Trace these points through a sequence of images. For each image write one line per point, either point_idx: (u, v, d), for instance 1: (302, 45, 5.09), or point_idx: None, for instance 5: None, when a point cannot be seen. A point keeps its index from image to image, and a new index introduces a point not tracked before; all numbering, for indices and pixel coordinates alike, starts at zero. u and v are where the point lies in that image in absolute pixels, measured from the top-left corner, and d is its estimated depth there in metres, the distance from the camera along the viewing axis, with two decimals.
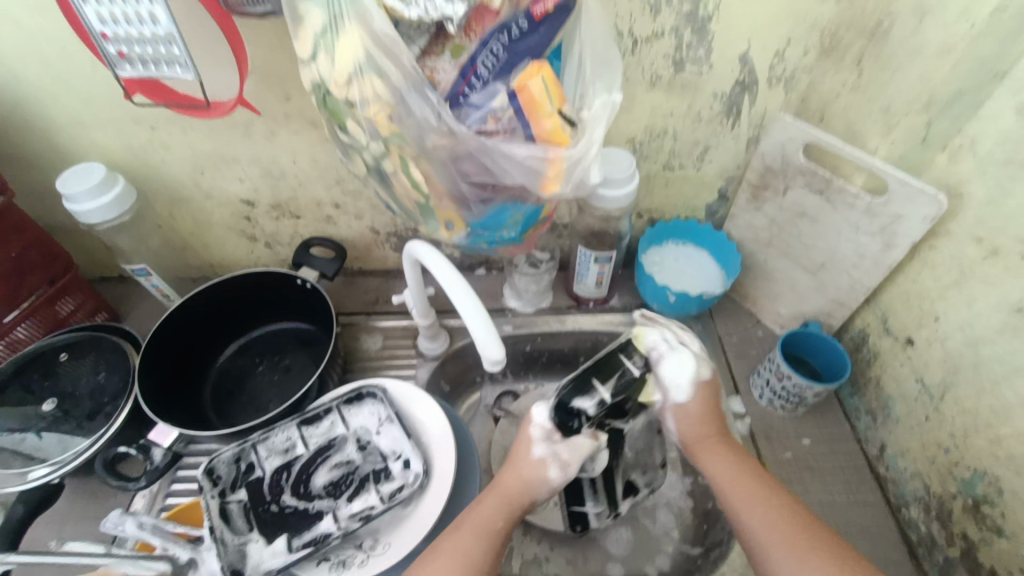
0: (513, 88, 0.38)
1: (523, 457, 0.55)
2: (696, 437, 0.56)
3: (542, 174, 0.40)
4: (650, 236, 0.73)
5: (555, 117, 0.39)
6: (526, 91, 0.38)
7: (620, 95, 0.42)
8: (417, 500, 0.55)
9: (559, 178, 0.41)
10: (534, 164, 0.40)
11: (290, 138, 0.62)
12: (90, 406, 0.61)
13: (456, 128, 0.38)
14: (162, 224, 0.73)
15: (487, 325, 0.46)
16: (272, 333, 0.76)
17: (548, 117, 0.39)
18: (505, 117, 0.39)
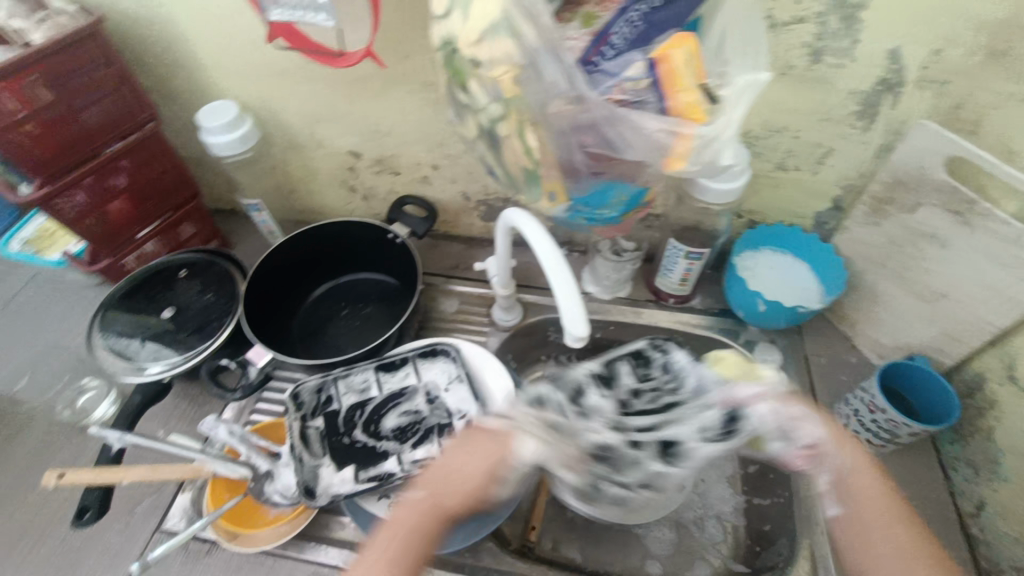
0: (653, 58, 0.37)
1: (474, 449, 0.46)
2: (853, 492, 0.44)
3: (668, 150, 0.39)
4: (746, 240, 0.69)
5: (694, 93, 0.37)
6: (666, 63, 0.37)
7: (767, 74, 0.39)
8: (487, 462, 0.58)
9: (685, 157, 0.39)
10: (662, 138, 0.38)
11: (402, 95, 0.65)
12: (199, 320, 0.68)
13: (586, 94, 0.38)
14: (277, 166, 0.78)
15: (575, 301, 0.45)
16: (357, 282, 0.80)
17: (685, 91, 0.37)
18: (637, 88, 0.39)
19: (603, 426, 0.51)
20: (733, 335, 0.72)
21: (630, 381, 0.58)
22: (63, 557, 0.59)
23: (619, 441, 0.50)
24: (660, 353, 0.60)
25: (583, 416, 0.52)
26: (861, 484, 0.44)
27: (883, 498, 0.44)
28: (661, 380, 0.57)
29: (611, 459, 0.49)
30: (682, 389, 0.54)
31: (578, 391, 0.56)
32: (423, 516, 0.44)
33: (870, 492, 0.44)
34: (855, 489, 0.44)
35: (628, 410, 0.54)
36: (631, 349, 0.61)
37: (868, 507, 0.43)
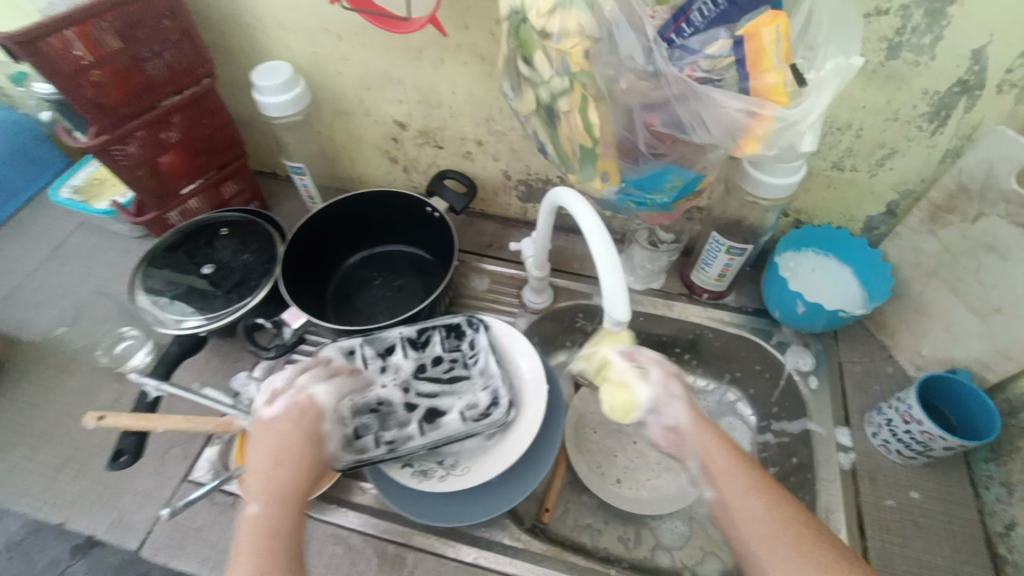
0: (741, 35, 0.36)
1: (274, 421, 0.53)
2: (719, 475, 0.49)
3: (743, 133, 0.38)
4: (791, 239, 0.68)
5: (778, 74, 0.36)
6: (756, 41, 0.35)
7: (861, 59, 0.37)
8: (486, 439, 0.58)
9: (761, 140, 0.38)
10: (740, 120, 0.38)
11: (457, 67, 0.64)
12: (237, 278, 0.69)
13: (663, 71, 0.39)
14: (323, 131, 0.79)
15: (619, 283, 0.45)
16: (392, 253, 0.81)
17: (771, 73, 0.36)
18: (718, 66, 0.38)
19: (387, 384, 0.62)
20: (766, 335, 0.71)
21: (438, 350, 0.64)
22: (100, 492, 0.61)
23: (398, 401, 0.61)
24: (473, 332, 0.65)
25: (376, 371, 0.62)
26: (710, 446, 0.51)
27: (737, 470, 0.48)
28: (454, 356, 0.64)
29: (382, 414, 0.60)
30: (472, 368, 0.63)
31: (367, 344, 0.63)
32: (281, 454, 0.50)
33: (727, 473, 0.48)
34: (715, 470, 0.49)
35: (419, 375, 0.63)
36: (448, 322, 0.65)
37: (732, 483, 0.48)
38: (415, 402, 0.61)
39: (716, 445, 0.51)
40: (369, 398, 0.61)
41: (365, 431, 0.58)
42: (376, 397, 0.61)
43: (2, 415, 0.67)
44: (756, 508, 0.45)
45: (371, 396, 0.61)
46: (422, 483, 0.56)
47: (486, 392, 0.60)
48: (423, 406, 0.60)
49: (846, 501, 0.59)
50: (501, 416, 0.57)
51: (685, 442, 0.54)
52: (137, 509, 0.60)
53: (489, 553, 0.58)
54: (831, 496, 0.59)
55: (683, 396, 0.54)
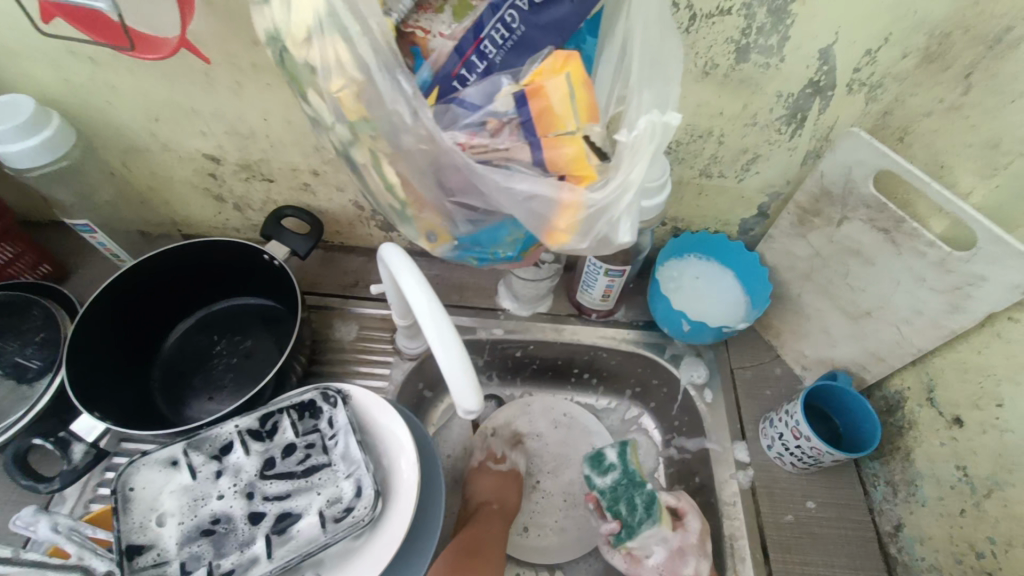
0: (524, 89, 0.28)
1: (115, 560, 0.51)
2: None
3: (548, 221, 0.31)
4: (671, 249, 0.64)
5: (576, 142, 0.29)
6: (540, 97, 0.28)
7: (677, 118, 0.28)
8: (353, 540, 0.49)
9: (571, 230, 0.31)
10: (537, 207, 0.30)
11: (258, 90, 0.52)
12: (8, 380, 0.53)
13: (437, 136, 0.29)
14: (115, 172, 0.63)
15: (463, 367, 0.37)
16: (234, 309, 0.68)
17: (566, 143, 0.29)
18: (509, 126, 0.30)
19: (225, 494, 0.49)
20: (659, 350, 0.68)
21: (289, 436, 0.53)
22: None
23: (240, 514, 0.49)
24: (331, 407, 0.54)
25: (209, 478, 0.50)
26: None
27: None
28: (310, 441, 0.52)
29: (219, 536, 0.48)
30: (333, 453, 0.52)
31: (194, 451, 0.50)
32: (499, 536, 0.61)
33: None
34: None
35: (266, 473, 0.51)
36: (299, 400, 0.54)
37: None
38: (262, 511, 0.49)
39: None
40: (201, 518, 0.48)
41: (197, 564, 0.46)
42: (211, 514, 0.48)
43: None
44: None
45: (204, 513, 0.48)
46: None
47: (350, 483, 0.50)
48: (272, 514, 0.49)
49: (748, 525, 0.57)
50: (365, 513, 0.48)
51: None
52: None
53: None
54: (734, 521, 0.57)
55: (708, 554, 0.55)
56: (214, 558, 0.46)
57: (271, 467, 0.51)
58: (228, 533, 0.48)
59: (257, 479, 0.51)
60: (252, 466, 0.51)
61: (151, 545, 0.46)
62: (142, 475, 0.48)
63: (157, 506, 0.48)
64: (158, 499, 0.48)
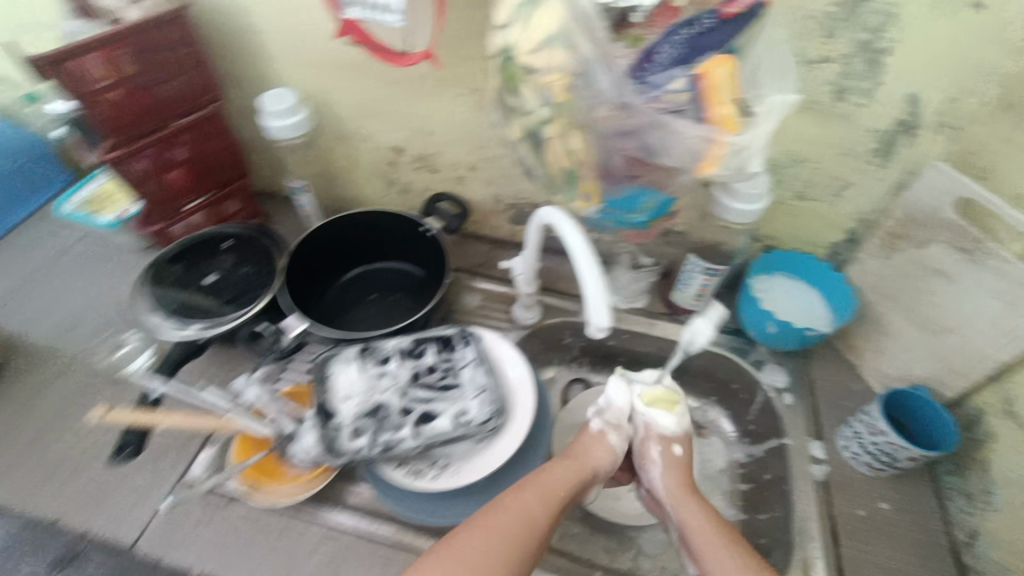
0: (697, 74, 0.42)
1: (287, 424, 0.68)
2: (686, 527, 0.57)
3: (702, 156, 0.43)
4: (763, 263, 0.72)
5: (730, 106, 0.42)
6: (710, 78, 0.41)
7: (795, 97, 0.43)
8: (477, 442, 0.62)
9: (718, 162, 0.43)
10: (698, 144, 0.43)
11: (449, 99, 0.70)
12: (238, 289, 0.72)
13: (630, 103, 0.43)
14: (323, 154, 0.83)
15: (602, 296, 0.50)
16: (386, 270, 0.85)
17: (723, 105, 0.42)
18: (677, 99, 0.43)
19: (386, 388, 0.64)
20: (743, 354, 0.75)
21: (431, 358, 0.67)
22: (97, 491, 0.63)
23: (395, 405, 0.63)
24: (465, 345, 0.68)
25: (374, 376, 0.65)
26: (697, 526, 0.56)
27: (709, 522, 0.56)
28: (447, 366, 0.66)
29: (379, 417, 0.62)
30: (463, 377, 0.65)
31: (365, 357, 0.66)
32: (506, 531, 0.52)
33: (700, 528, 0.56)
34: (691, 527, 0.56)
35: (415, 382, 0.65)
36: (442, 335, 0.69)
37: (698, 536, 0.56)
38: (411, 407, 0.62)
39: (693, 512, 0.58)
40: (368, 402, 0.63)
41: (363, 433, 0.60)
42: (375, 401, 0.63)
43: None
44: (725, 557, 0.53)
45: (371, 400, 0.63)
46: (416, 481, 0.59)
47: (476, 402, 0.62)
48: (417, 410, 0.62)
49: (818, 511, 0.61)
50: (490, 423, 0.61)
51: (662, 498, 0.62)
52: (133, 505, 0.62)
53: None
54: (804, 506, 0.62)
55: (660, 457, 0.63)
56: (374, 432, 0.60)
57: (417, 380, 0.65)
58: (385, 417, 0.62)
59: (408, 385, 0.64)
60: (405, 374, 0.65)
61: (334, 414, 0.62)
62: (335, 365, 0.65)
63: (339, 389, 0.63)
64: (341, 384, 0.63)
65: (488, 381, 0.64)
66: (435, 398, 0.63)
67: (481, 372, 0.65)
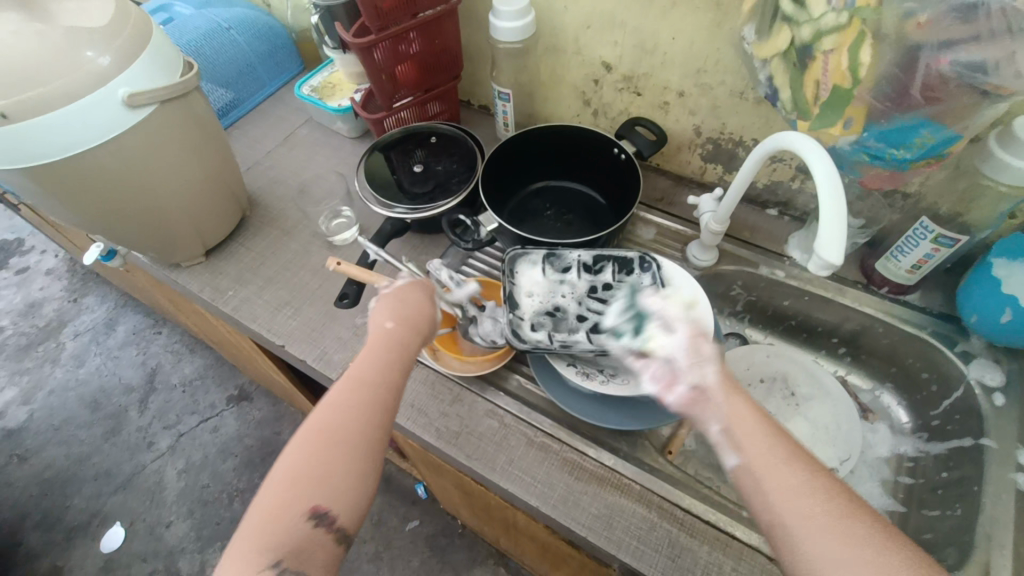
0: None
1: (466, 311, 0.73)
2: (753, 446, 0.43)
3: None
4: (1004, 246, 0.61)
5: None
6: None
7: None
8: None
9: None
10: None
11: (682, 14, 0.67)
12: (441, 179, 0.80)
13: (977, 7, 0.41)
14: (530, 65, 0.85)
15: (841, 230, 0.46)
16: (567, 189, 0.87)
17: None
18: None
19: (565, 295, 0.67)
20: (948, 342, 0.67)
21: (608, 277, 0.68)
22: (310, 326, 0.75)
23: (572, 311, 0.66)
24: (644, 271, 0.67)
25: (555, 282, 0.68)
26: (757, 435, 0.44)
27: (773, 436, 0.44)
28: (623, 286, 0.67)
29: (557, 318, 0.66)
30: (638, 301, 0.66)
31: (548, 261, 0.68)
32: (382, 350, 0.51)
33: (755, 435, 0.44)
34: (742, 434, 0.44)
35: (591, 295, 0.67)
36: (623, 256, 0.68)
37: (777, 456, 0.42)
38: (586, 316, 0.66)
39: (747, 414, 0.45)
40: (548, 302, 0.67)
41: (542, 328, 0.64)
42: (554, 303, 0.67)
43: (241, 256, 0.84)
44: (795, 480, 0.40)
45: (550, 302, 0.67)
46: (585, 381, 0.61)
47: None
48: (591, 320, 0.66)
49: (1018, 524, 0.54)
50: None
51: (705, 402, 0.47)
52: (337, 343, 0.73)
53: (623, 460, 0.61)
54: (998, 512, 0.55)
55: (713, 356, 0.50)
56: (551, 330, 0.65)
57: (593, 293, 0.67)
58: (562, 319, 0.66)
59: (583, 296, 0.68)
60: (582, 286, 0.68)
61: (516, 306, 0.66)
62: (520, 263, 0.68)
63: (523, 286, 0.67)
64: (525, 282, 0.68)
65: (662, 308, 0.64)
66: (608, 312, 0.65)
67: (657, 298, 0.65)
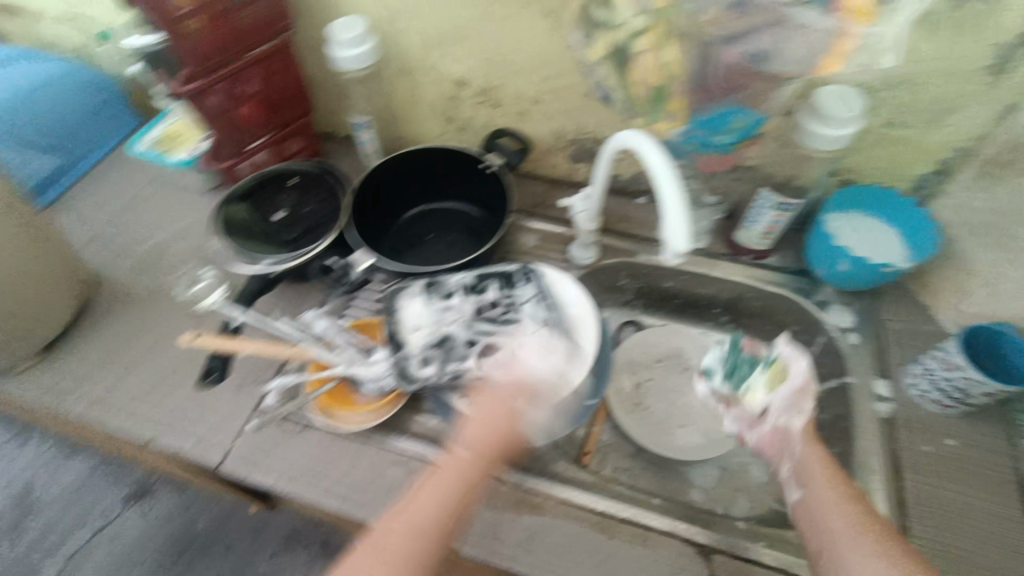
0: None
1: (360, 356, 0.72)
2: (810, 478, 0.53)
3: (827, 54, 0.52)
4: (837, 200, 0.70)
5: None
6: None
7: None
8: None
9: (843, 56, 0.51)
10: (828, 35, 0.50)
11: (519, 24, 0.68)
12: (307, 223, 0.75)
13: None
14: (385, 88, 0.83)
15: (685, 220, 0.48)
16: (445, 209, 0.85)
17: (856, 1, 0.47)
18: None
19: (452, 322, 0.65)
20: (807, 294, 0.74)
21: (493, 294, 0.67)
22: (186, 408, 0.67)
23: (461, 337, 0.64)
24: (526, 282, 0.68)
25: (440, 310, 0.66)
26: (814, 467, 0.54)
27: (832, 476, 0.52)
28: (509, 301, 0.67)
29: (446, 348, 0.63)
30: (526, 313, 0.66)
31: (430, 291, 0.67)
32: (455, 495, 0.54)
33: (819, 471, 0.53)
34: (810, 471, 0.53)
35: (479, 316, 0.66)
36: (504, 271, 0.69)
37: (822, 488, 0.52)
38: (476, 339, 0.64)
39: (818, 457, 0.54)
40: (434, 334, 0.64)
41: (431, 362, 0.62)
42: (442, 333, 0.64)
43: (91, 344, 0.73)
44: (848, 517, 0.48)
45: (437, 332, 0.64)
46: None
47: (539, 334, 0.64)
48: (482, 342, 0.63)
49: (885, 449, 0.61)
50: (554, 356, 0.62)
51: (789, 445, 0.57)
52: (220, 420, 0.66)
53: (533, 478, 0.62)
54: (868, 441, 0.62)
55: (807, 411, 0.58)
56: (442, 362, 0.62)
57: (480, 314, 0.66)
58: (452, 348, 0.63)
59: (471, 319, 0.65)
60: (468, 308, 0.66)
61: (403, 344, 0.63)
62: (401, 299, 0.66)
63: (407, 321, 0.65)
64: (409, 316, 0.65)
65: (548, 317, 0.65)
66: (498, 331, 0.64)
67: (543, 308, 0.66)
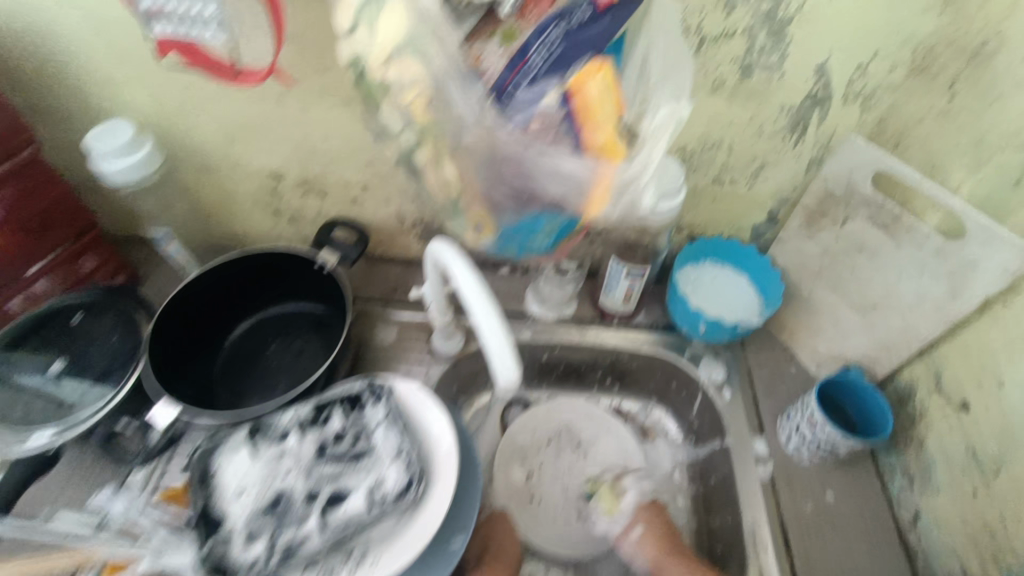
0: (568, 89, 0.36)
1: None
2: None
3: (588, 192, 0.37)
4: (688, 254, 0.68)
5: (608, 129, 0.36)
6: (581, 95, 0.36)
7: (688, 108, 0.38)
8: (399, 518, 0.53)
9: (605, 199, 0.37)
10: (582, 178, 0.37)
11: (323, 113, 0.60)
12: (100, 368, 0.59)
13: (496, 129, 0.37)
14: (188, 188, 0.71)
15: (507, 342, 0.43)
16: (284, 314, 0.74)
17: (599, 129, 0.36)
18: (553, 119, 0.37)
19: (287, 472, 0.54)
20: (680, 350, 0.71)
21: (337, 424, 0.57)
22: None
23: (299, 491, 0.53)
24: (375, 402, 0.59)
25: (272, 459, 0.55)
26: None
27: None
28: (356, 430, 0.57)
29: (280, 511, 0.52)
30: (377, 442, 0.56)
31: (259, 436, 0.56)
32: None
33: None
34: None
35: (321, 456, 0.55)
36: (347, 392, 0.59)
37: None
38: (317, 489, 0.53)
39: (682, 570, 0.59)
40: (265, 493, 0.53)
41: (259, 535, 0.51)
42: (274, 490, 0.53)
43: None
44: None
45: (269, 490, 0.53)
46: None
47: (392, 469, 0.54)
48: (325, 492, 0.53)
49: (770, 517, 0.59)
50: (410, 495, 0.53)
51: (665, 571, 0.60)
52: None
53: None
54: (754, 510, 0.59)
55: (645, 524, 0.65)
56: (274, 531, 0.51)
57: (322, 454, 0.56)
58: (286, 509, 0.52)
59: (312, 462, 0.55)
60: (307, 449, 0.56)
61: (223, 517, 0.51)
62: (222, 454, 0.55)
63: (231, 483, 0.53)
64: (232, 476, 0.54)
65: (402, 443, 0.56)
66: (343, 473, 0.54)
67: (395, 432, 0.56)
